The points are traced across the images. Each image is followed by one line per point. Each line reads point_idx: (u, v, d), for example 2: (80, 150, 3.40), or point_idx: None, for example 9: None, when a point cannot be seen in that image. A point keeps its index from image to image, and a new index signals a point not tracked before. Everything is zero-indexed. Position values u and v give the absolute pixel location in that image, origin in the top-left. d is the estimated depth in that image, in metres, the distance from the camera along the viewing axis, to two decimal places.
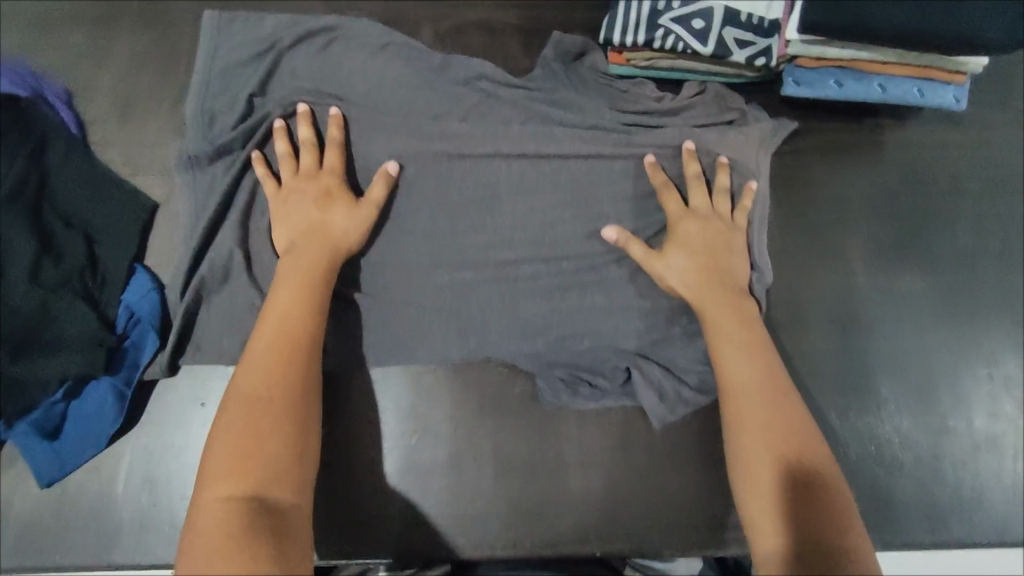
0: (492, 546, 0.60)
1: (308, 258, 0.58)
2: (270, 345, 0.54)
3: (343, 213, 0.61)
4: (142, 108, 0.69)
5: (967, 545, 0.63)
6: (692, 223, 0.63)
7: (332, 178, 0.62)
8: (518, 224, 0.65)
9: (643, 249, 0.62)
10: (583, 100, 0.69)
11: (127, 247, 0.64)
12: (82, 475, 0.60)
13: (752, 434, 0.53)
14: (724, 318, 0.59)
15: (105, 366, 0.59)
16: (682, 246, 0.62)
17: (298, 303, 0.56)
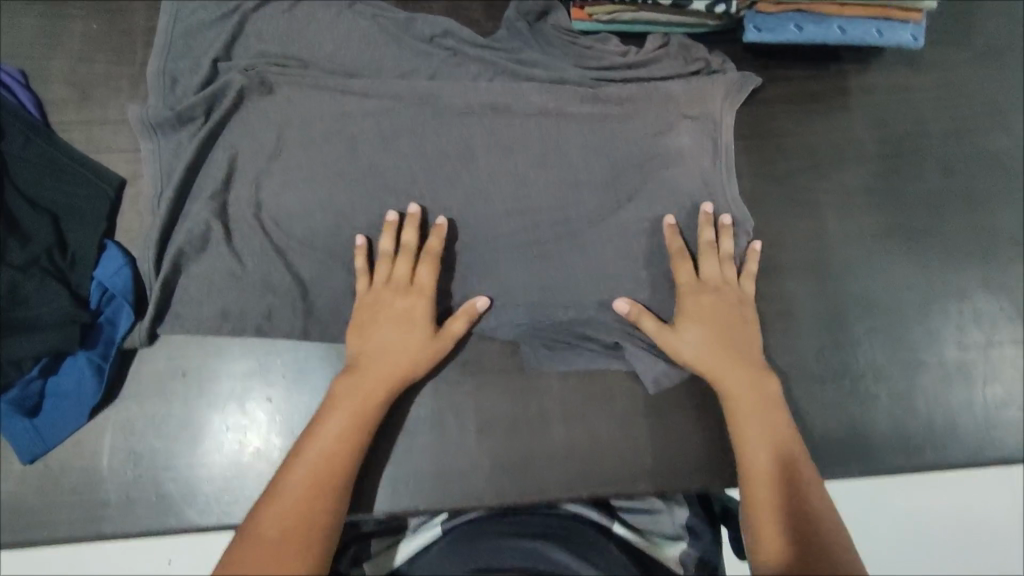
0: (477, 498, 0.61)
1: (364, 389, 0.58)
2: (307, 468, 0.53)
3: (418, 344, 0.60)
4: (99, 91, 0.68)
5: (940, 467, 0.65)
6: (702, 295, 0.62)
7: (422, 304, 0.61)
8: (492, 180, 0.66)
9: (655, 323, 0.61)
10: (548, 60, 0.69)
11: (95, 226, 0.63)
12: (68, 455, 0.60)
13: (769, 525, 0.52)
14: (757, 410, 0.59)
15: (80, 343, 0.59)
16: (695, 319, 0.61)
17: (345, 438, 0.56)
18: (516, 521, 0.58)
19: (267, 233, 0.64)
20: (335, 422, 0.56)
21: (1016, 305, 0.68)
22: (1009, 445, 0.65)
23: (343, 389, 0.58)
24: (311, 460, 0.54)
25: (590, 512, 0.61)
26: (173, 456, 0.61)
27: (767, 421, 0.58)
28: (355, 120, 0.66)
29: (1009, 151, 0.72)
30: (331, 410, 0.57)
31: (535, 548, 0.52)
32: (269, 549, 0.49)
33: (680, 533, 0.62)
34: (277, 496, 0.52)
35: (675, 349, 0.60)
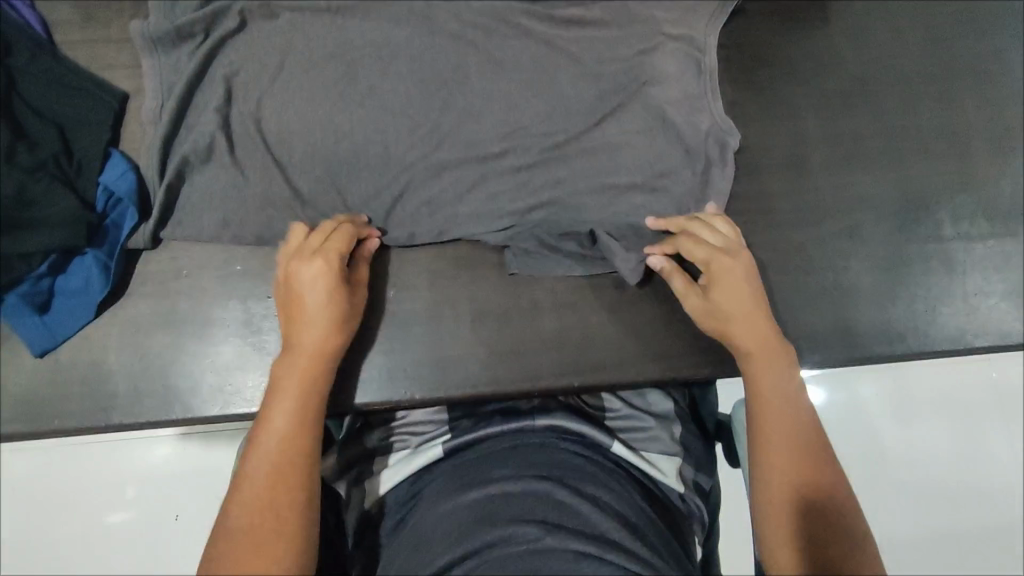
0: (473, 385, 0.63)
1: (299, 364, 0.55)
2: (266, 453, 0.51)
3: (340, 306, 0.58)
4: (102, 12, 0.71)
5: (924, 352, 0.66)
6: (729, 261, 0.61)
7: (327, 264, 0.58)
8: (484, 88, 0.68)
9: (683, 282, 0.62)
10: None
11: (100, 135, 0.65)
12: (76, 352, 0.62)
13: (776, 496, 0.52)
14: (784, 381, 0.56)
15: (88, 243, 0.61)
16: (726, 284, 0.60)
17: (294, 414, 0.53)
18: (517, 452, 0.56)
19: (266, 138, 0.66)
20: (281, 403, 0.53)
21: (993, 200, 0.70)
22: (989, 332, 0.67)
23: (282, 368, 0.55)
24: (266, 447, 0.51)
25: (596, 432, 0.61)
26: (178, 351, 0.63)
27: (779, 390, 0.56)
28: (348, 32, 0.68)
29: (984, 56, 0.74)
30: (275, 393, 0.54)
31: (546, 489, 0.51)
32: (244, 545, 0.47)
33: (675, 451, 0.66)
34: (245, 488, 0.50)
35: (705, 317, 0.61)
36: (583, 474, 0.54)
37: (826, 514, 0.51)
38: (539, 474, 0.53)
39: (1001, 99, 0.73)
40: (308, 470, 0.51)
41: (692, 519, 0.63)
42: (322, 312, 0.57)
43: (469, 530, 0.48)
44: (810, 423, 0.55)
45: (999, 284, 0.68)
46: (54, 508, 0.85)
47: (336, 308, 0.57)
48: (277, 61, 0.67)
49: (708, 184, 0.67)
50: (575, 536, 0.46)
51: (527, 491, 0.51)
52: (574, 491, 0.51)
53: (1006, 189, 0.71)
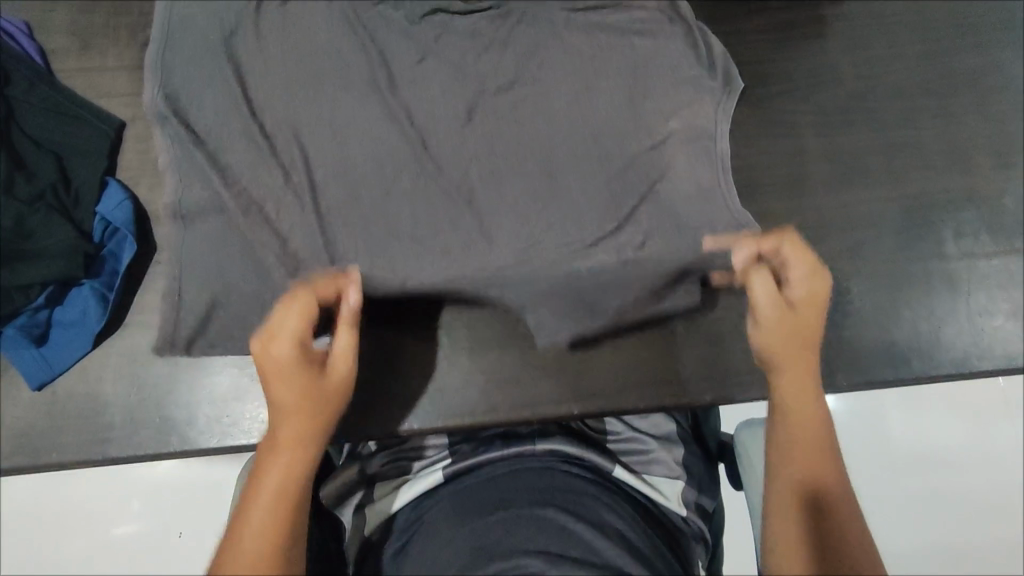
0: (470, 414, 0.63)
1: (276, 457, 0.50)
2: (241, 554, 0.44)
3: (313, 386, 0.52)
4: (98, 41, 0.71)
5: (927, 376, 0.65)
6: (821, 277, 0.56)
7: (291, 339, 0.52)
8: (483, 127, 0.69)
9: (769, 288, 0.55)
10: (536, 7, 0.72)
11: (98, 165, 0.65)
12: (73, 384, 0.62)
13: (790, 515, 0.48)
14: (798, 388, 0.54)
15: (85, 273, 0.61)
16: (804, 306, 0.56)
17: (268, 515, 0.46)
18: (517, 478, 0.55)
19: (263, 166, 0.66)
20: (257, 497, 0.47)
21: (997, 216, 0.69)
22: (993, 353, 0.66)
23: (261, 462, 0.50)
24: (244, 549, 0.44)
25: (594, 456, 0.60)
26: (176, 381, 0.63)
27: (803, 403, 0.53)
28: (348, 57, 0.70)
29: (983, 69, 0.73)
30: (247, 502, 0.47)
31: (546, 515, 0.50)
32: None
33: (677, 473, 0.65)
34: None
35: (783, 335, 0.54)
36: (582, 496, 0.53)
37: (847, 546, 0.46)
38: (543, 501, 0.51)
39: (1004, 115, 0.72)
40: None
41: (695, 540, 0.62)
42: (296, 397, 0.51)
43: (470, 562, 0.46)
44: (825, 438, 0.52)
45: (1003, 304, 0.67)
46: (55, 534, 0.85)
47: (311, 390, 0.52)
48: (257, 140, 0.67)
49: (706, 258, 0.64)
50: (574, 561, 0.45)
51: (529, 518, 0.49)
52: (574, 513, 0.50)
53: (1010, 205, 0.69)
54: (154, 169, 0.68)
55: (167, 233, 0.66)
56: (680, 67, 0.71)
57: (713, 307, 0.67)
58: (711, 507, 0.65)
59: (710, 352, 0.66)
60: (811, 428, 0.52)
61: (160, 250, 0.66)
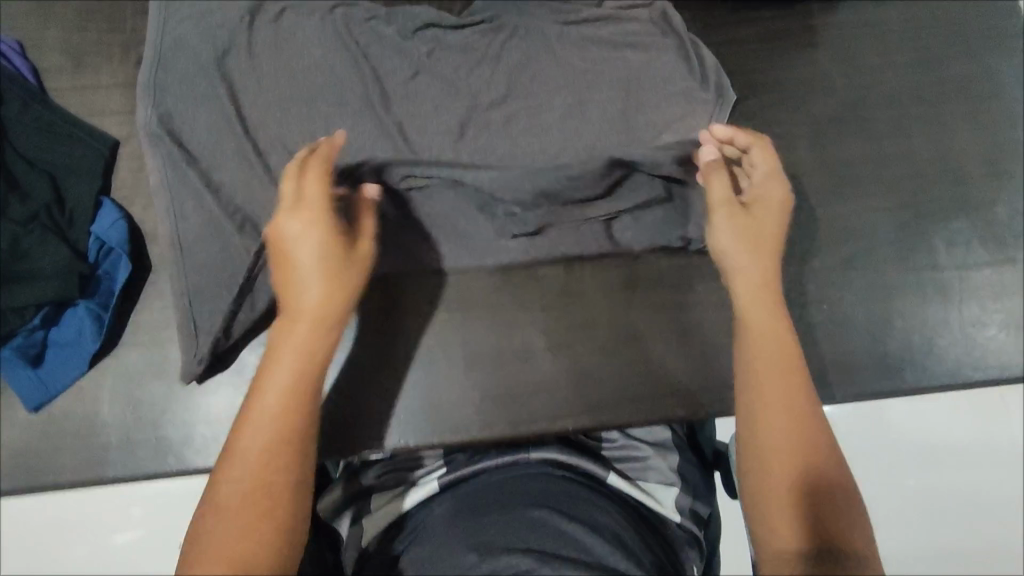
0: (465, 430, 0.63)
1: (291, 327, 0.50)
2: (255, 424, 0.45)
3: (337, 262, 0.52)
4: (91, 58, 0.71)
5: (921, 386, 0.65)
6: (780, 187, 0.58)
7: (318, 216, 0.52)
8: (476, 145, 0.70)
9: (725, 189, 0.58)
10: (529, 22, 0.73)
11: (91, 184, 0.65)
12: (69, 403, 0.62)
13: (778, 476, 0.46)
14: (762, 339, 0.52)
15: (80, 294, 0.62)
16: (764, 208, 0.58)
17: (282, 389, 0.47)
18: (512, 482, 0.55)
19: (259, 184, 0.67)
20: (272, 372, 0.48)
21: (990, 225, 0.69)
22: (986, 363, 0.66)
23: (278, 331, 0.50)
24: (256, 422, 0.45)
25: (592, 462, 0.60)
26: (172, 401, 0.63)
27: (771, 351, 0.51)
28: (342, 73, 0.71)
29: (975, 78, 0.73)
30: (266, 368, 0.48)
31: (540, 516, 0.50)
32: (227, 544, 0.41)
33: (672, 479, 0.64)
34: (231, 466, 0.44)
35: (739, 229, 0.57)
36: (580, 502, 0.53)
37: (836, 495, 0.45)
38: (536, 502, 0.52)
39: (996, 124, 0.72)
40: (297, 446, 0.46)
41: (691, 548, 0.60)
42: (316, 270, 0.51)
43: (464, 559, 0.46)
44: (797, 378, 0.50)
45: (996, 314, 0.67)
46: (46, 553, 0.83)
47: (332, 263, 0.52)
48: (251, 160, 0.67)
49: None
50: (562, 560, 0.45)
51: (522, 518, 0.50)
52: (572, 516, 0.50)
53: (1003, 214, 0.70)
54: (147, 188, 0.68)
55: (161, 253, 0.66)
56: (672, 79, 0.72)
57: (709, 322, 0.66)
58: (708, 515, 0.64)
59: (708, 366, 0.65)
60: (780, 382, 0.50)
61: (155, 268, 0.66)
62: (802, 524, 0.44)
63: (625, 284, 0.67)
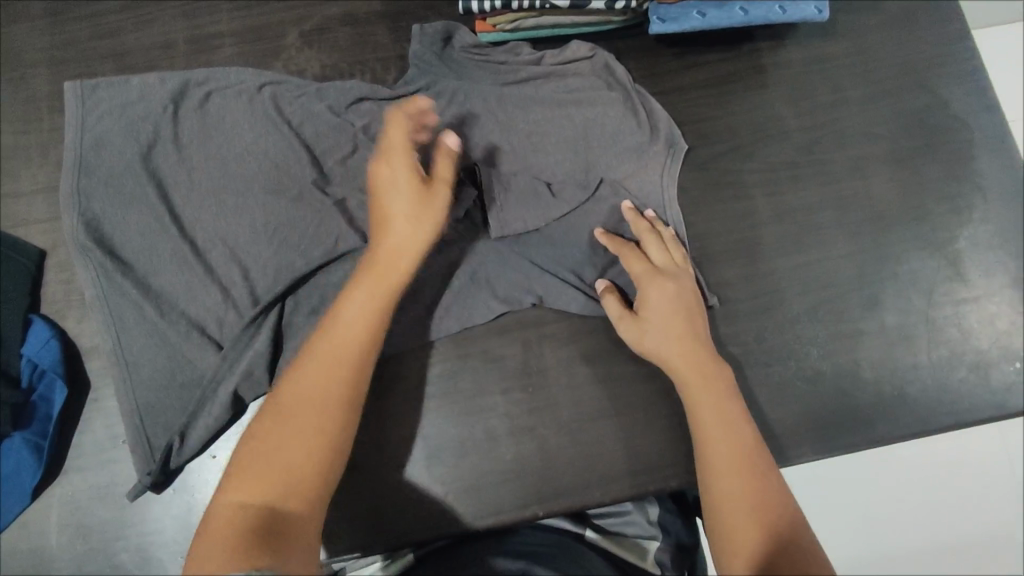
0: (433, 527, 0.61)
1: (377, 271, 0.55)
2: (332, 342, 0.53)
3: (416, 206, 0.56)
4: (10, 164, 0.67)
5: (895, 436, 0.64)
6: (663, 282, 0.61)
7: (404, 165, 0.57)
8: None
9: (618, 304, 0.62)
10: (467, 86, 0.67)
11: (17, 303, 0.62)
12: (14, 537, 0.60)
13: (745, 535, 0.49)
14: (717, 430, 0.54)
15: (12, 426, 0.58)
16: (657, 309, 0.60)
17: (358, 321, 0.53)
18: (494, 543, 0.59)
19: (192, 285, 0.63)
20: (356, 302, 0.54)
21: (953, 262, 0.68)
22: (958, 406, 0.65)
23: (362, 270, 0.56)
24: (330, 347, 0.52)
25: (567, 521, 0.63)
26: (123, 525, 0.61)
27: (727, 439, 0.54)
28: (275, 156, 0.66)
29: (933, 109, 0.71)
30: (352, 289, 0.55)
31: (521, 567, 0.53)
32: (277, 431, 0.49)
33: (653, 533, 0.65)
34: (297, 375, 0.51)
35: (636, 339, 0.60)
36: (559, 555, 0.56)
37: (785, 525, 0.49)
38: (515, 555, 0.55)
39: (954, 155, 0.70)
40: (354, 374, 0.52)
41: None
42: (405, 217, 0.56)
43: None
44: (749, 450, 0.53)
45: (964, 353, 0.67)
46: None
47: (416, 209, 0.56)
48: (185, 259, 0.63)
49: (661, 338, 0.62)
50: None
51: (504, 567, 0.53)
52: (535, 560, 0.54)
53: (966, 249, 0.69)
54: (80, 299, 0.65)
55: (100, 368, 0.63)
56: (620, 134, 0.66)
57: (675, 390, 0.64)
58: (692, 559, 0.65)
59: (677, 436, 0.63)
60: (738, 461, 0.53)
61: (96, 385, 0.63)
62: (761, 542, 0.48)
63: (588, 358, 0.65)
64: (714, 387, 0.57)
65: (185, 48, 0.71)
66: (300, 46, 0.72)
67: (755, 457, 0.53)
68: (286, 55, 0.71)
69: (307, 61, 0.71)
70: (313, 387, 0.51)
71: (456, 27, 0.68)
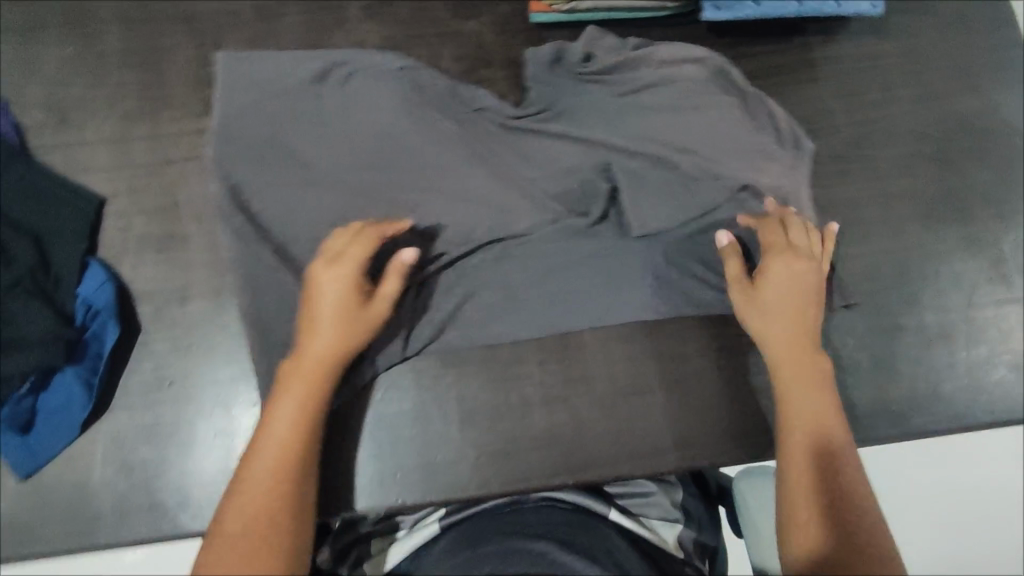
0: (462, 489, 0.62)
1: (305, 371, 0.55)
2: (265, 457, 0.52)
3: (351, 314, 0.57)
4: (77, 114, 0.70)
5: (929, 432, 0.64)
6: (791, 261, 0.61)
7: (346, 272, 0.58)
8: (462, 186, 0.66)
9: (737, 268, 0.61)
10: (585, 101, 0.68)
11: (76, 245, 0.65)
12: (60, 469, 0.62)
13: (810, 526, 0.51)
14: (812, 417, 0.56)
15: (67, 360, 0.61)
16: (778, 282, 0.60)
17: (288, 422, 0.53)
18: (513, 516, 0.57)
19: (232, 236, 0.63)
20: (284, 404, 0.54)
21: (995, 265, 0.68)
22: (992, 407, 0.65)
23: (288, 375, 0.55)
24: (264, 452, 0.52)
25: (588, 498, 0.60)
26: (164, 465, 0.62)
27: (818, 430, 0.55)
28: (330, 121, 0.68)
29: (982, 113, 0.71)
30: (279, 391, 0.55)
31: (547, 551, 0.50)
32: (229, 546, 0.48)
33: (674, 515, 0.64)
34: (240, 484, 0.51)
35: (750, 305, 0.60)
36: (581, 531, 0.55)
37: (863, 522, 0.51)
38: (536, 534, 0.53)
39: (1001, 160, 0.71)
40: (297, 484, 0.52)
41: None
42: (334, 320, 0.57)
43: None
44: (839, 441, 0.55)
45: (1002, 355, 0.66)
46: None
47: (349, 317, 0.57)
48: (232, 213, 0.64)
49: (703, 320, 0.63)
50: None
51: (528, 550, 0.50)
52: (558, 542, 0.52)
53: (1008, 254, 0.69)
54: (137, 246, 0.67)
55: (152, 313, 0.65)
56: (742, 136, 0.66)
57: (708, 371, 0.65)
58: (712, 547, 0.65)
59: (707, 416, 0.64)
60: (823, 448, 0.54)
61: (145, 328, 0.65)
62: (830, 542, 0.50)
63: (625, 335, 0.66)
64: (818, 381, 0.57)
65: (250, 15, 0.73)
66: (360, 18, 0.73)
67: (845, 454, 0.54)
68: (345, 26, 0.73)
69: (366, 33, 0.73)
70: (258, 496, 0.50)
71: (564, 44, 0.68)
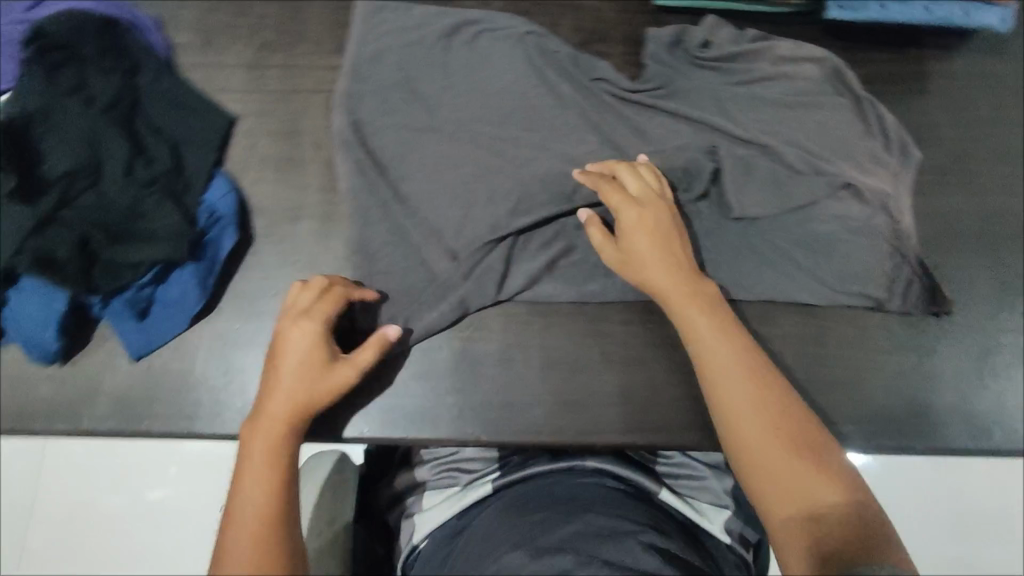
0: (538, 433, 0.65)
1: (273, 427, 0.55)
2: (245, 520, 0.49)
3: (317, 367, 0.58)
4: (221, 39, 0.75)
5: (1003, 445, 0.66)
6: (640, 214, 0.62)
7: (313, 327, 0.59)
8: (572, 148, 0.69)
9: (601, 234, 0.63)
10: (695, 83, 0.71)
11: (207, 156, 0.69)
12: (167, 358, 0.67)
13: (788, 530, 0.46)
14: (733, 372, 0.53)
15: (189, 257, 0.65)
16: (636, 232, 0.61)
17: (262, 478, 0.52)
18: (559, 487, 0.60)
19: (360, 169, 0.68)
20: (254, 464, 0.52)
21: None
22: None
23: (250, 430, 0.55)
24: (245, 512, 0.50)
25: (641, 479, 0.63)
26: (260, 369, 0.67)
27: (732, 384, 0.53)
28: (454, 72, 0.71)
29: None
30: (247, 451, 0.54)
31: (591, 523, 0.52)
32: None
33: (725, 502, 0.66)
34: (227, 552, 0.48)
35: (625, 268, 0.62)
36: (625, 505, 0.57)
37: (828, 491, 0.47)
38: (581, 506, 0.55)
39: None
40: (282, 535, 0.49)
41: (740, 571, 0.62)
42: (304, 372, 0.57)
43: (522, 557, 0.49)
44: (766, 387, 0.52)
45: None
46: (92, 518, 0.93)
47: (314, 369, 0.58)
48: (358, 147, 0.69)
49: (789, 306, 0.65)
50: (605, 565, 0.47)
51: (572, 522, 0.53)
52: (601, 514, 0.54)
53: None
54: (261, 166, 0.71)
55: (267, 228, 0.70)
56: (850, 136, 0.68)
57: (787, 357, 0.67)
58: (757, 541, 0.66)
59: None
60: (755, 396, 0.52)
61: (258, 239, 0.70)
62: (807, 529, 0.45)
63: None
64: (729, 340, 0.55)
65: None
66: None
67: (773, 400, 0.51)
68: None
69: None
70: (248, 556, 0.48)
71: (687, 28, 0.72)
